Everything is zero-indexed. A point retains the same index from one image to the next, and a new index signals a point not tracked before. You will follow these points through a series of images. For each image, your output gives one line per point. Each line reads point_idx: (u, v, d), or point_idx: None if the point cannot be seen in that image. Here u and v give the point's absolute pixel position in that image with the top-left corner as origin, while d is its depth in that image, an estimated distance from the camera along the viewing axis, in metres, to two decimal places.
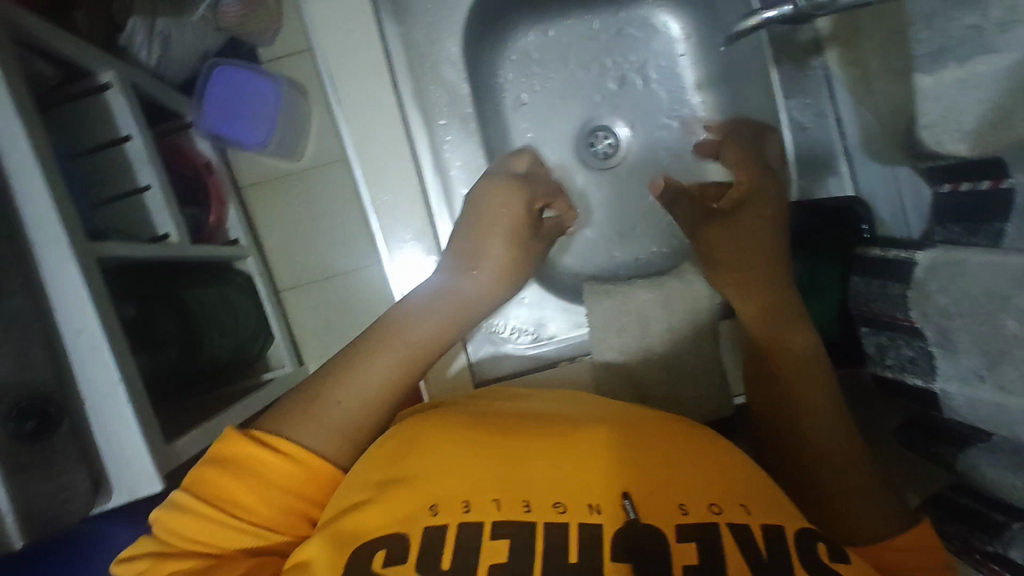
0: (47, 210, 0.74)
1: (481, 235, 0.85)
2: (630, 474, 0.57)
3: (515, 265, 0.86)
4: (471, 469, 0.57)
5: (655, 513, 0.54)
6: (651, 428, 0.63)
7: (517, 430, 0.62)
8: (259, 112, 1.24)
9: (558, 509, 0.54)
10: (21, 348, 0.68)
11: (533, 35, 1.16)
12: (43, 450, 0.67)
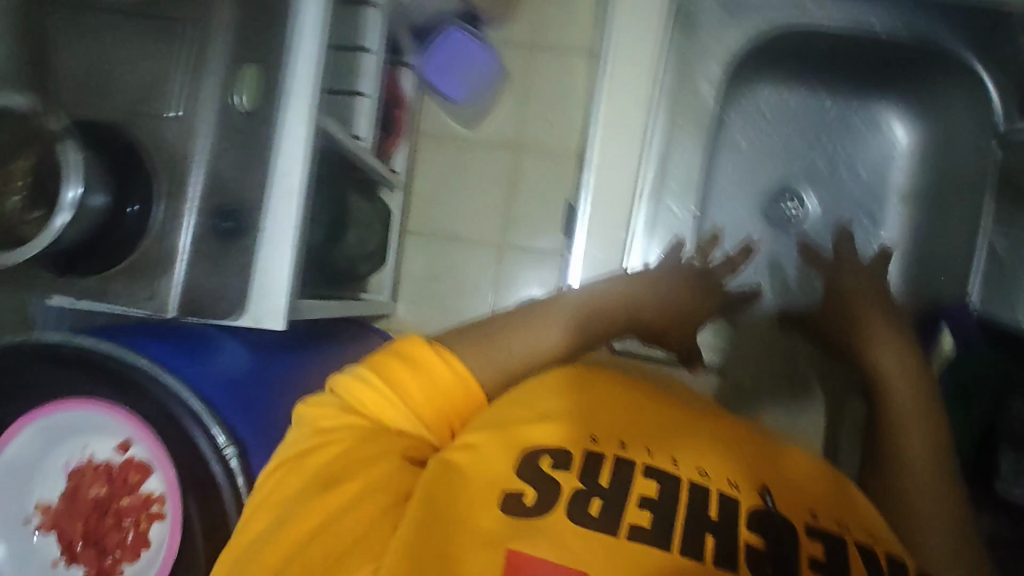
0: (306, 69, 0.86)
1: (646, 281, 0.81)
2: (761, 474, 0.63)
3: (670, 316, 0.83)
4: (625, 420, 0.66)
5: (781, 507, 0.60)
6: (776, 454, 0.69)
7: (660, 409, 0.70)
8: (467, 74, 1.39)
9: (699, 475, 0.61)
10: (240, 167, 0.80)
11: (769, 94, 1.15)
12: (222, 251, 0.78)
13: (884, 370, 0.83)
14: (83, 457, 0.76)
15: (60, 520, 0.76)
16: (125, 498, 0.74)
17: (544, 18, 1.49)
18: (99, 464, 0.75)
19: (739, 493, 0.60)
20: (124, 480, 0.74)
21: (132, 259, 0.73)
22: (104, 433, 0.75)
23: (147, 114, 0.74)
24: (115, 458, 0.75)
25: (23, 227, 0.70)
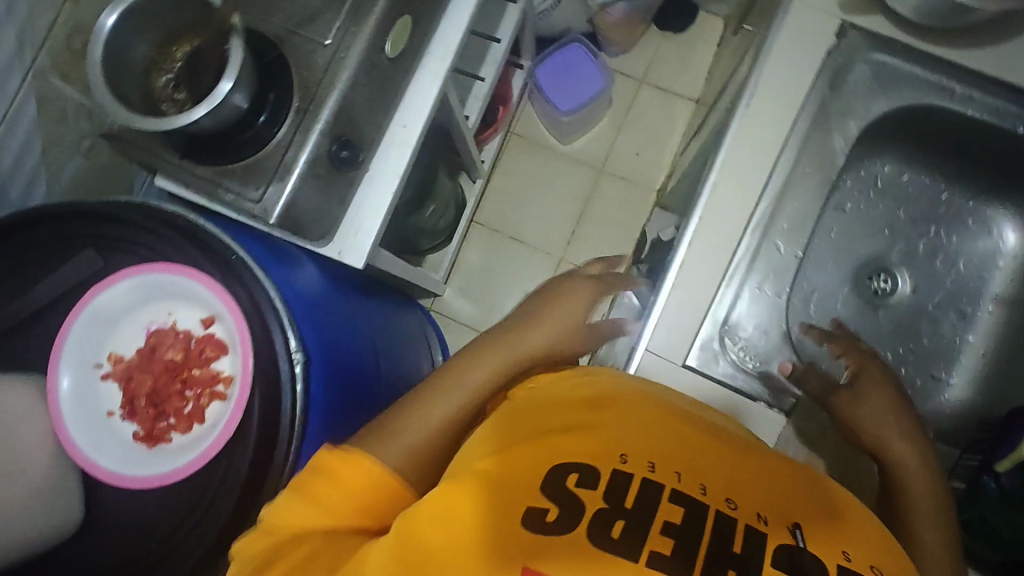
0: (452, 39, 0.90)
1: (545, 316, 0.71)
2: (812, 519, 0.51)
3: (594, 338, 0.73)
4: (652, 437, 0.53)
5: (828, 555, 0.48)
6: (824, 494, 0.55)
7: (685, 424, 0.56)
8: (576, 90, 1.41)
9: (735, 506, 0.49)
10: (368, 106, 0.83)
11: (889, 168, 1.03)
12: (331, 177, 0.81)
13: (899, 452, 0.69)
14: (171, 318, 0.68)
15: (134, 374, 0.67)
16: (199, 370, 0.66)
17: (664, 61, 1.55)
18: (185, 330, 0.68)
19: (785, 530, 0.49)
20: (205, 350, 0.66)
21: (252, 161, 0.77)
22: (195, 297, 0.67)
23: (303, 32, 0.78)
24: (198, 328, 0.68)
25: (167, 106, 0.75)
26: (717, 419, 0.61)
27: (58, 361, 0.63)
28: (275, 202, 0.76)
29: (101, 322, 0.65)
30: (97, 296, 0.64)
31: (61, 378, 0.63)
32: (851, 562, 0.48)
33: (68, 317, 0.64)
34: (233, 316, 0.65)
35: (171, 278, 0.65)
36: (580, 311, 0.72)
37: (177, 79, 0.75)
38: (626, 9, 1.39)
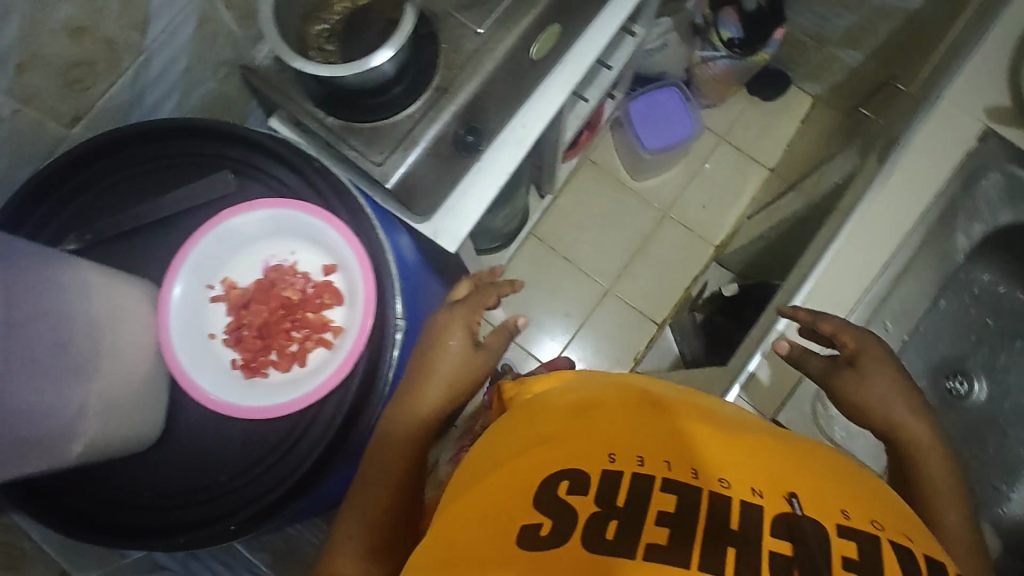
0: (588, 53, 0.91)
1: (437, 367, 0.67)
2: (807, 481, 0.47)
3: (488, 358, 0.71)
4: (625, 426, 0.50)
5: (826, 513, 0.45)
6: (810, 455, 0.51)
7: (659, 409, 0.52)
8: (665, 131, 1.42)
9: (727, 485, 0.45)
10: (497, 99, 0.83)
11: (989, 278, 1.04)
12: (451, 157, 0.81)
13: (910, 430, 0.67)
14: (293, 259, 0.73)
15: (244, 301, 0.71)
16: (309, 314, 0.71)
17: (751, 125, 1.59)
18: (301, 273, 0.73)
19: (782, 499, 0.45)
20: (318, 298, 0.71)
21: (381, 125, 0.78)
22: (323, 245, 0.72)
23: (459, 14, 0.80)
24: (316, 274, 0.73)
25: (313, 54, 0.76)
26: (703, 401, 0.57)
27: (177, 271, 0.69)
28: (393, 170, 0.77)
29: (227, 245, 0.71)
30: (232, 219, 0.70)
31: (176, 290, 0.69)
32: (853, 520, 0.45)
33: (199, 230, 0.69)
34: (360, 277, 0.70)
35: (306, 222, 0.71)
36: (465, 348, 0.69)
37: (329, 31, 0.77)
38: (727, 66, 1.43)
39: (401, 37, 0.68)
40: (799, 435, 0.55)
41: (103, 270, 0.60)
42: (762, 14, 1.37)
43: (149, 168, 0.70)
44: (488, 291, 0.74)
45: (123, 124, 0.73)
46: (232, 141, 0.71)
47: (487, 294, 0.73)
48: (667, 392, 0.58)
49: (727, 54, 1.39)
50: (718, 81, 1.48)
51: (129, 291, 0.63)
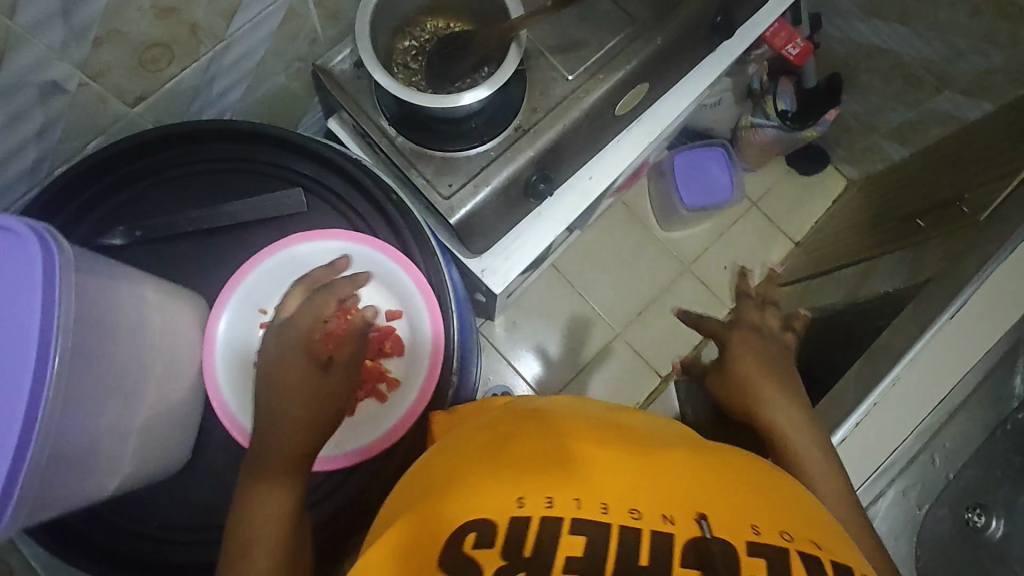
0: (667, 114, 0.88)
1: (287, 400, 0.52)
2: (709, 493, 0.43)
3: (346, 375, 0.56)
4: (524, 469, 0.44)
5: (735, 528, 0.40)
6: (707, 459, 0.47)
7: (557, 439, 0.47)
8: (704, 190, 1.43)
9: (635, 516, 0.40)
10: (573, 150, 0.80)
11: None
12: (514, 202, 0.78)
13: (780, 422, 0.58)
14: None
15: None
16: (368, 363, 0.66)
17: (783, 196, 1.59)
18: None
19: (689, 521, 0.40)
20: (380, 347, 0.66)
21: (454, 156, 0.75)
22: (392, 287, 0.66)
23: (551, 58, 0.77)
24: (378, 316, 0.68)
25: (398, 71, 0.73)
26: (607, 417, 0.53)
27: (225, 300, 0.63)
28: (458, 208, 0.74)
29: (285, 271, 0.65)
30: (298, 246, 0.64)
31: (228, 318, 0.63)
32: (764, 535, 0.40)
33: (263, 253, 0.64)
34: (430, 333, 0.65)
35: (379, 263, 0.65)
36: (311, 371, 0.54)
37: (417, 51, 0.73)
38: (774, 136, 1.44)
39: (500, 79, 0.65)
40: (705, 443, 0.51)
41: (161, 287, 0.58)
42: (818, 92, 1.38)
43: (221, 167, 0.66)
44: (328, 292, 0.57)
45: (184, 111, 0.68)
46: (312, 159, 0.67)
47: (333, 289, 0.57)
48: (574, 412, 0.53)
49: (779, 126, 1.40)
50: (761, 149, 1.48)
51: (184, 312, 0.60)
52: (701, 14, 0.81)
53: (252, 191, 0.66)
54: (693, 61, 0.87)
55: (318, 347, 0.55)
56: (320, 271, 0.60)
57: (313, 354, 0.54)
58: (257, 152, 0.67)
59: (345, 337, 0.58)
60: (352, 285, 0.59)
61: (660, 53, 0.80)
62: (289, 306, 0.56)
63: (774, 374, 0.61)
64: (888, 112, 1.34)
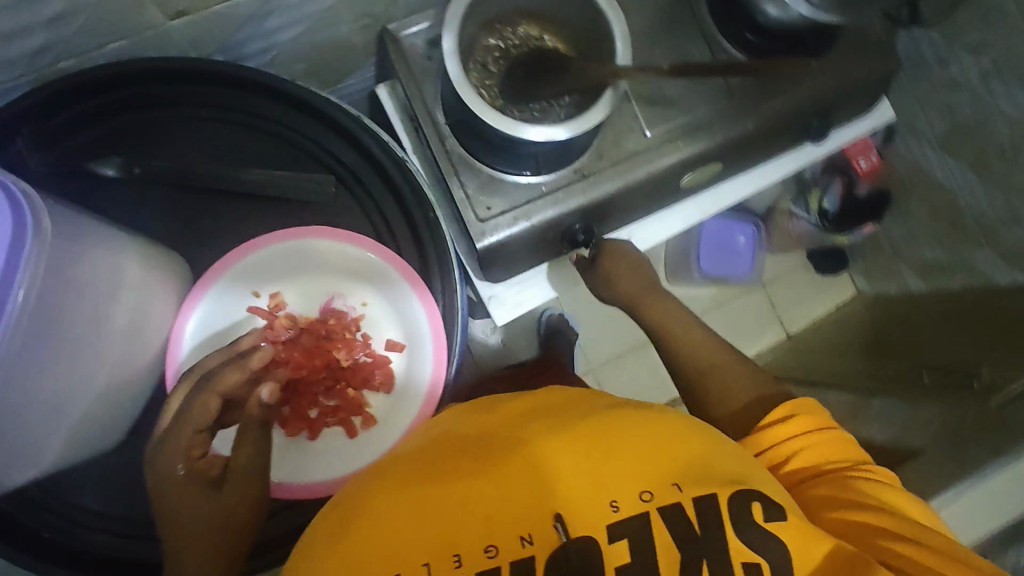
0: (727, 196, 0.84)
1: (183, 533, 0.48)
2: (562, 480, 0.44)
3: (248, 482, 0.52)
4: (385, 545, 0.43)
5: (592, 518, 0.43)
6: (535, 434, 0.47)
7: (406, 484, 0.45)
8: (723, 261, 1.37)
9: (494, 556, 0.42)
10: (624, 208, 0.75)
11: None
12: (547, 243, 0.73)
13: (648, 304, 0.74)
14: (361, 311, 0.65)
15: (286, 333, 0.62)
16: (351, 388, 0.64)
17: (793, 285, 1.52)
18: (362, 333, 0.64)
19: (547, 530, 0.43)
20: (367, 375, 0.63)
21: (503, 177, 0.68)
22: (402, 317, 0.64)
23: (634, 106, 0.71)
24: (377, 341, 0.65)
25: (473, 69, 0.65)
26: (442, 425, 0.51)
27: (200, 296, 0.60)
28: (490, 235, 0.68)
29: (282, 260, 0.62)
30: (319, 241, 0.61)
31: (215, 289, 0.61)
32: (622, 510, 0.44)
33: (274, 235, 0.60)
34: (425, 382, 0.62)
35: (395, 286, 0.62)
36: (198, 494, 0.49)
37: (501, 54, 0.66)
38: (805, 229, 1.39)
39: (585, 123, 0.60)
40: (556, 405, 0.50)
41: (149, 256, 0.57)
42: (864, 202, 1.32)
43: (254, 124, 0.62)
44: (203, 391, 0.51)
45: (223, 37, 0.59)
46: (354, 147, 0.63)
47: (213, 382, 0.51)
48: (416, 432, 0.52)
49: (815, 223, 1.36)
50: (788, 236, 1.43)
51: (165, 279, 0.59)
52: (798, 110, 0.75)
53: (281, 160, 0.63)
54: (772, 153, 0.81)
55: (200, 464, 0.50)
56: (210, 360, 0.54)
57: (196, 475, 0.49)
58: (299, 120, 0.62)
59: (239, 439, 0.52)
60: (245, 368, 0.53)
61: (745, 138, 0.74)
62: (168, 413, 0.51)
63: (642, 266, 0.77)
64: (922, 246, 1.31)
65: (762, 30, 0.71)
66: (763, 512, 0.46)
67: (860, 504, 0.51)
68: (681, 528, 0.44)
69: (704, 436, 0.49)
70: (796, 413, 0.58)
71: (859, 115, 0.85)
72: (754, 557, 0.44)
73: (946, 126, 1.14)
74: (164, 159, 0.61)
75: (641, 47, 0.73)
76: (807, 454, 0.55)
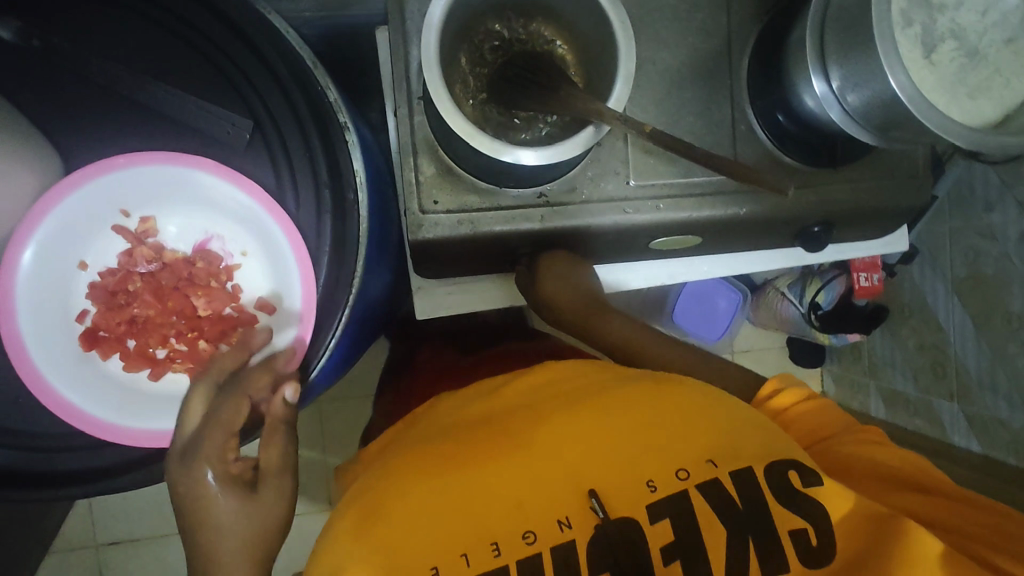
0: (702, 270, 0.78)
1: (222, 536, 0.47)
2: (592, 468, 0.52)
3: (282, 481, 0.50)
4: (446, 518, 0.50)
5: (629, 500, 0.51)
6: (564, 420, 0.54)
7: (455, 465, 0.53)
8: (700, 319, 1.31)
9: (534, 542, 0.49)
10: (583, 248, 0.70)
11: None
12: (490, 256, 0.68)
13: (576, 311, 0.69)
14: (239, 260, 0.59)
15: (144, 266, 0.58)
16: (203, 340, 0.58)
17: (762, 362, 1.46)
18: (233, 285, 0.59)
19: (584, 512, 0.50)
20: (226, 331, 0.58)
21: (462, 174, 0.63)
22: (279, 277, 0.57)
23: (629, 147, 0.65)
24: (248, 297, 0.59)
25: (465, 50, 0.59)
26: (478, 408, 0.58)
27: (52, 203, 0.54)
28: (428, 228, 0.63)
29: (159, 185, 0.56)
30: (200, 174, 0.55)
31: (75, 196, 0.55)
32: (660, 489, 0.51)
33: (149, 155, 0.55)
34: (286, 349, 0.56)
35: (273, 237, 0.56)
36: (234, 499, 0.47)
37: (502, 45, 0.60)
38: (792, 315, 1.32)
39: (558, 153, 0.54)
40: (564, 394, 0.57)
41: None
42: (860, 311, 1.24)
43: (191, 41, 0.55)
44: (236, 395, 0.49)
45: None
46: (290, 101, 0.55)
47: (245, 386, 0.50)
48: (448, 413, 0.60)
49: (803, 313, 1.28)
50: (773, 317, 1.36)
51: (17, 174, 0.52)
52: (799, 213, 0.69)
53: (211, 88, 0.56)
54: (760, 244, 0.75)
55: (236, 467, 0.48)
56: (228, 359, 0.52)
57: (229, 479, 0.47)
58: (241, 54, 0.55)
59: (268, 439, 0.50)
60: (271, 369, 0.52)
61: (736, 223, 0.68)
62: (196, 413, 0.49)
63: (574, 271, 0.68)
64: (896, 375, 1.26)
65: (795, 116, 0.64)
66: (800, 478, 0.53)
67: (874, 463, 0.63)
68: (725, 502, 0.51)
69: (728, 414, 0.56)
70: (787, 385, 0.67)
71: (871, 237, 0.78)
72: (800, 523, 0.51)
73: (964, 270, 1.07)
74: (71, 40, 0.55)
75: (660, 87, 0.66)
76: (804, 418, 0.66)
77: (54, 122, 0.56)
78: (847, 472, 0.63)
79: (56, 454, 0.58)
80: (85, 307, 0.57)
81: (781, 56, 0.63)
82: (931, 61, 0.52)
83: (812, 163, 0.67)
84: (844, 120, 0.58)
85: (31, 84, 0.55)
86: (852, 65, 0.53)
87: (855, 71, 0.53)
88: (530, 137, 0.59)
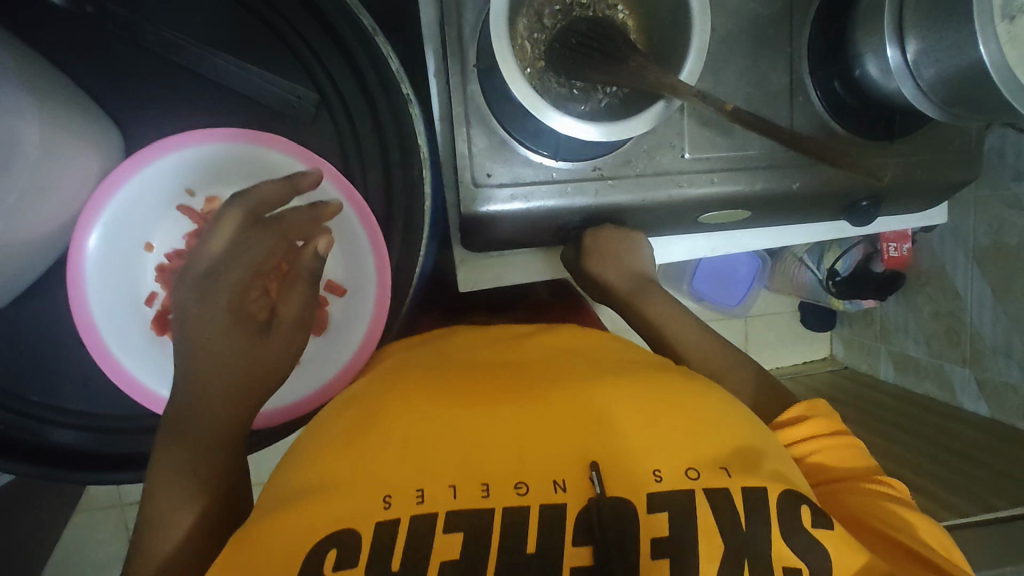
0: (743, 243, 0.78)
1: (219, 373, 0.45)
2: (601, 434, 0.43)
3: (293, 335, 0.49)
4: (438, 445, 0.42)
5: (629, 484, 0.41)
6: (586, 376, 0.47)
7: (459, 396, 0.46)
8: (714, 287, 1.34)
9: (522, 495, 0.40)
10: (633, 223, 0.68)
11: None
12: (539, 231, 0.67)
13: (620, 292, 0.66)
14: None
15: None
16: None
17: (775, 328, 1.47)
18: None
19: (580, 478, 0.41)
20: None
21: (515, 147, 0.61)
22: (351, 261, 0.57)
23: (685, 119, 0.63)
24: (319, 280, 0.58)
25: (524, 13, 0.56)
26: (494, 357, 0.53)
27: (122, 181, 0.50)
28: (477, 203, 0.61)
29: (218, 163, 0.53)
30: (274, 153, 0.52)
31: (144, 172, 0.51)
32: (666, 480, 0.42)
33: (218, 132, 0.51)
34: (361, 331, 0.56)
35: (342, 220, 0.55)
36: (245, 335, 0.46)
37: (562, 10, 0.57)
38: (809, 283, 1.32)
39: (631, 128, 0.53)
40: (591, 361, 0.51)
41: (54, 115, 0.45)
42: (876, 279, 1.21)
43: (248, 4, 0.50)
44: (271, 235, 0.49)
45: None
46: (348, 69, 0.51)
47: (283, 225, 0.50)
48: (462, 357, 0.53)
49: (821, 279, 1.28)
50: (788, 285, 1.37)
51: (84, 159, 0.48)
52: (851, 187, 0.68)
53: (263, 58, 0.52)
54: (805, 216, 0.74)
55: (253, 308, 0.47)
56: (265, 188, 0.49)
57: (243, 316, 0.46)
58: (300, 18, 0.50)
59: (291, 286, 0.50)
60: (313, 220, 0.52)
61: (787, 197, 0.67)
62: (217, 237, 0.47)
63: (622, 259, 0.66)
64: (908, 341, 1.28)
65: (852, 84, 0.63)
66: (812, 516, 0.43)
67: (900, 533, 0.49)
68: (726, 518, 0.41)
69: (747, 428, 0.47)
70: (818, 414, 0.57)
71: (913, 210, 0.78)
72: (797, 562, 0.41)
73: (986, 240, 1.07)
74: (127, 6, 0.49)
75: (717, 56, 0.64)
76: (827, 456, 0.54)
77: (107, 91, 0.51)
78: (848, 523, 0.50)
79: (120, 434, 0.57)
80: (154, 291, 0.55)
81: (850, 25, 0.61)
82: (1013, 35, 0.49)
83: (869, 138, 0.66)
84: (914, 95, 0.56)
85: (63, 47, 0.49)
86: (938, 36, 0.51)
87: (937, 43, 0.52)
88: (590, 108, 0.58)
